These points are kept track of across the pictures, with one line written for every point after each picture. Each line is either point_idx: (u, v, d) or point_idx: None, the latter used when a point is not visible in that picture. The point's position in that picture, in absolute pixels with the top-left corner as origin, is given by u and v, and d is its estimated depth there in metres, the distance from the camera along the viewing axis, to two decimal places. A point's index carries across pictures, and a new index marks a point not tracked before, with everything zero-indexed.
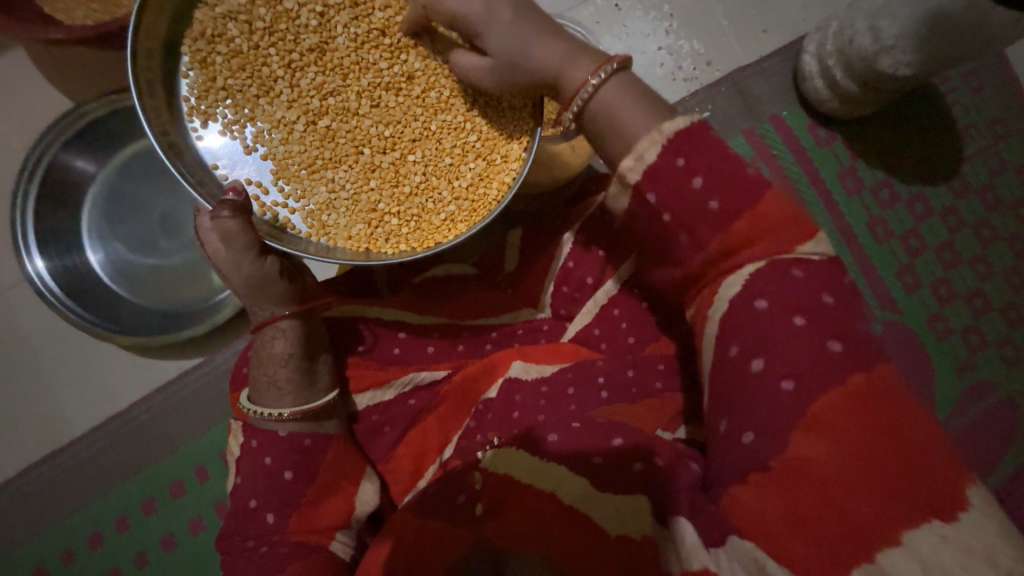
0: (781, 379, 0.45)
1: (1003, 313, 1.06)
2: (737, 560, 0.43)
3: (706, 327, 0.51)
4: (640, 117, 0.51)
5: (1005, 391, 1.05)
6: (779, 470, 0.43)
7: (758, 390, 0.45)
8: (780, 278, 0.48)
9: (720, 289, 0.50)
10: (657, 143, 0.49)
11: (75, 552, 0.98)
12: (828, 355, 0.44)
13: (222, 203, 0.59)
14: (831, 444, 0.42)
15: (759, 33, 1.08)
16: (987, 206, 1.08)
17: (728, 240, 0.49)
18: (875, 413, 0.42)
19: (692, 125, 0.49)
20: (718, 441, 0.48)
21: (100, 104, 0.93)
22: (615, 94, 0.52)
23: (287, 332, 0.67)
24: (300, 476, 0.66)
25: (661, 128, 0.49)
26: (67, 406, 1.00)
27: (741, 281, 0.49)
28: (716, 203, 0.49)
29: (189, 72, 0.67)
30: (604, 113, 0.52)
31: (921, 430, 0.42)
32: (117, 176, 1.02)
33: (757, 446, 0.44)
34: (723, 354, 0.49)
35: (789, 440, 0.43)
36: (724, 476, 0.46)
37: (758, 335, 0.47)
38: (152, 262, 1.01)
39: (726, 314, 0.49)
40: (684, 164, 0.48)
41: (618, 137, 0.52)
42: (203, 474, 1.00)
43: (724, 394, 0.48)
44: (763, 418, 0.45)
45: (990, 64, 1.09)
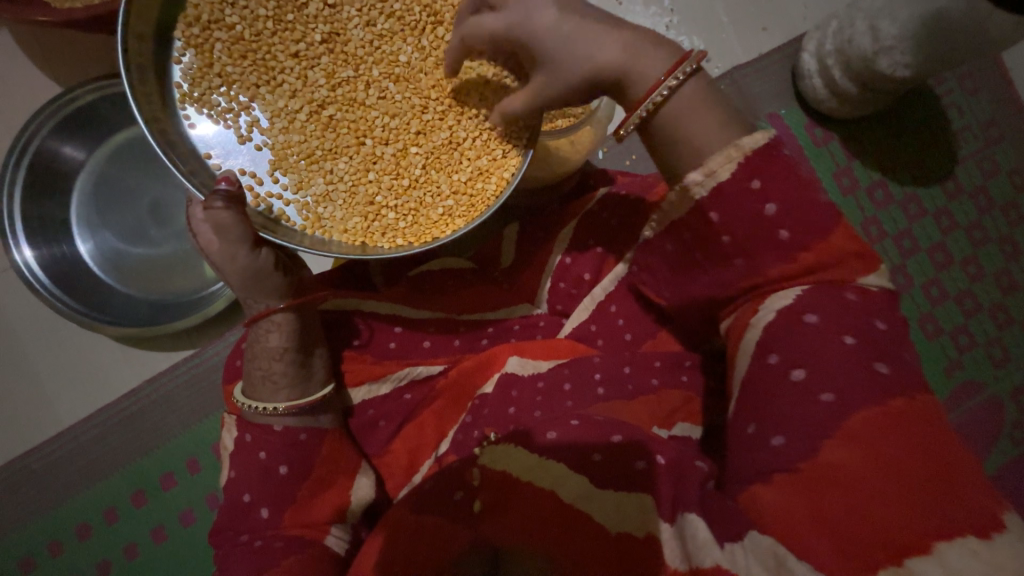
0: (821, 391, 0.45)
1: (992, 314, 1.08)
2: (755, 554, 0.43)
3: (746, 334, 0.51)
4: (717, 130, 0.50)
5: (991, 391, 1.06)
6: (808, 472, 0.44)
7: (796, 397, 0.46)
8: (834, 300, 0.49)
9: (768, 300, 0.51)
10: (730, 159, 0.49)
11: (65, 545, 0.97)
12: (874, 375, 0.45)
13: (214, 193, 0.58)
14: (863, 452, 0.43)
15: (759, 30, 1.08)
16: (979, 208, 1.09)
17: (779, 263, 0.50)
18: (908, 428, 0.43)
19: (768, 140, 0.49)
20: (744, 444, 0.48)
21: (88, 89, 0.90)
22: (691, 100, 0.51)
23: (282, 326, 0.66)
24: (295, 470, 0.66)
25: (738, 144, 0.49)
26: (54, 397, 0.98)
27: (791, 295, 0.50)
28: (784, 232, 0.49)
29: (182, 58, 0.66)
30: (677, 121, 0.51)
31: (951, 444, 0.43)
32: (106, 163, 0.99)
33: (784, 448, 0.45)
34: (761, 360, 0.49)
35: (821, 447, 0.44)
36: (749, 476, 0.47)
37: (797, 346, 0.48)
38: (143, 251, 1.00)
39: (768, 324, 0.50)
40: (758, 186, 0.49)
41: (690, 147, 0.51)
42: (195, 467, 0.99)
43: (755, 398, 0.49)
44: (794, 423, 0.45)
45: (986, 66, 1.10)
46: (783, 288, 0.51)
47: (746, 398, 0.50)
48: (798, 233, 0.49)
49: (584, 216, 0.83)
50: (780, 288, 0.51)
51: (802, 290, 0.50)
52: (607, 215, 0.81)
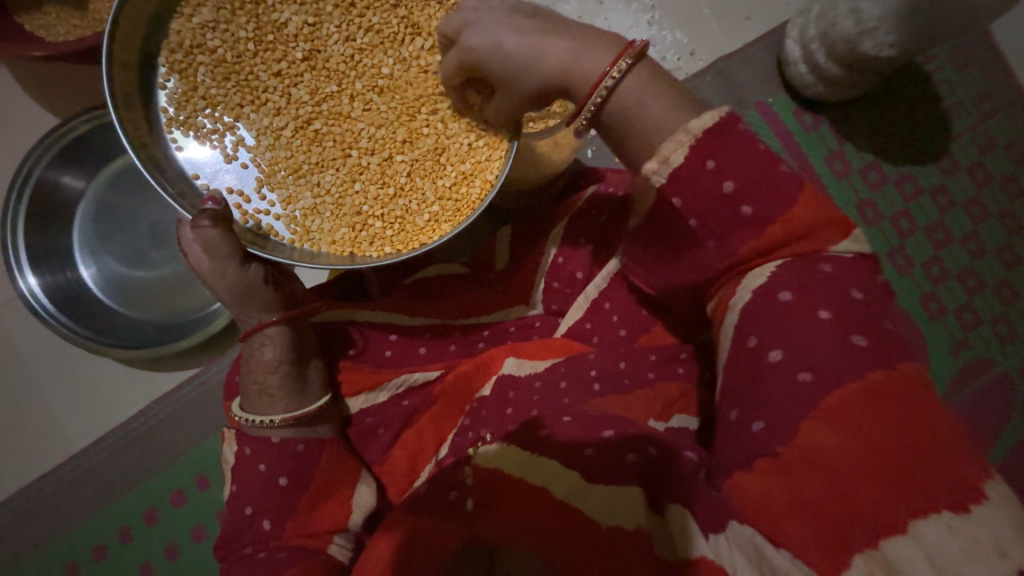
0: (798, 370, 0.45)
1: (996, 290, 1.06)
2: (737, 543, 0.44)
3: (727, 317, 0.51)
4: (665, 117, 0.50)
5: (1001, 368, 1.04)
6: (791, 460, 0.43)
7: (772, 378, 0.46)
8: (805, 273, 0.48)
9: (744, 280, 0.51)
10: (682, 145, 0.48)
11: (81, 565, 0.98)
12: (850, 349, 0.44)
13: (201, 212, 0.60)
14: (837, 433, 0.42)
15: (741, 20, 1.08)
16: (977, 184, 1.08)
17: (750, 241, 0.49)
18: (884, 403, 0.42)
19: (719, 119, 0.48)
20: (728, 430, 0.48)
21: (85, 119, 0.93)
22: (636, 90, 0.51)
23: (275, 339, 0.67)
24: (295, 481, 0.67)
25: (687, 128, 0.48)
26: (65, 422, 1.00)
27: (766, 273, 0.49)
28: (747, 207, 0.49)
29: (167, 83, 0.67)
30: (625, 114, 0.51)
31: (935, 420, 0.42)
32: (105, 190, 1.02)
33: (768, 436, 0.45)
34: (741, 343, 0.49)
35: (798, 430, 0.44)
36: (731, 462, 0.47)
37: (775, 326, 0.47)
38: (144, 274, 1.02)
39: (747, 305, 0.50)
40: (713, 166, 0.48)
41: (643, 138, 0.51)
42: (204, 483, 1.01)
43: (736, 382, 0.48)
44: (772, 406, 0.45)
45: (975, 41, 1.09)
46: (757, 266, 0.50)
47: (731, 384, 0.49)
48: (761, 208, 0.49)
49: (573, 216, 0.84)
50: (755, 265, 0.50)
51: (777, 265, 0.49)
52: (596, 213, 0.82)
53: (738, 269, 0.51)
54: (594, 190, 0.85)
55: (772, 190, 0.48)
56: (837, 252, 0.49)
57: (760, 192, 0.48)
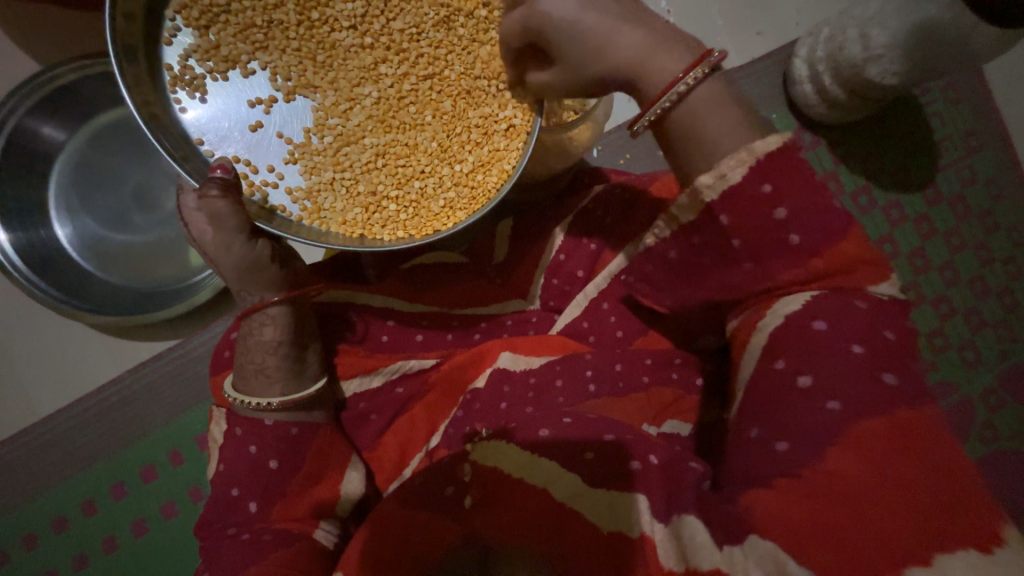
0: (828, 399, 0.47)
1: (966, 318, 1.12)
2: (756, 560, 0.44)
3: (752, 337, 0.54)
4: (728, 134, 0.50)
5: (964, 392, 1.10)
6: (816, 483, 0.44)
7: (801, 402, 0.48)
8: (838, 307, 0.50)
9: (775, 304, 0.53)
10: (744, 163, 0.49)
11: (41, 538, 0.94)
12: (880, 383, 0.47)
13: (210, 181, 0.56)
14: (866, 462, 0.44)
15: (753, 34, 1.09)
16: (957, 215, 1.13)
17: (789, 269, 0.51)
18: (919, 442, 0.44)
19: (784, 144, 0.49)
20: (749, 449, 0.50)
21: (70, 68, 0.87)
22: (707, 101, 0.51)
23: (276, 319, 0.65)
24: (284, 465, 0.65)
25: (751, 147, 0.49)
26: (32, 387, 0.95)
27: (800, 300, 0.51)
28: (794, 236, 0.50)
29: (175, 39, 0.64)
30: (689, 119, 0.51)
31: (953, 459, 0.45)
32: (88, 144, 0.96)
33: (794, 456, 0.46)
34: (769, 364, 0.51)
35: (826, 454, 0.45)
36: (748, 480, 0.48)
37: (806, 351, 0.49)
38: (126, 238, 0.97)
39: (775, 329, 0.52)
40: (768, 189, 0.49)
41: (704, 148, 0.51)
42: (179, 459, 0.97)
43: (760, 402, 0.50)
44: (800, 429, 0.47)
45: (968, 78, 1.13)
46: (789, 294, 0.52)
47: (752, 404, 0.51)
48: (808, 236, 0.50)
49: (579, 212, 0.83)
50: (790, 292, 0.52)
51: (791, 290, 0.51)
52: (602, 213, 0.81)
53: (768, 293, 0.53)
54: (602, 188, 0.85)
55: (782, 211, 0.50)
56: (874, 293, 0.51)
57: (812, 221, 0.50)
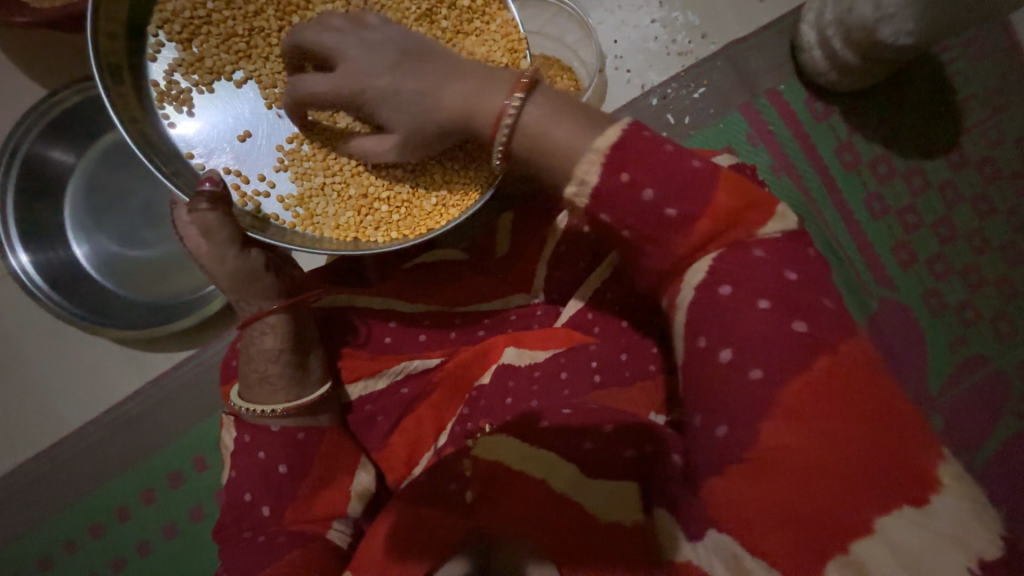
0: (751, 368, 0.44)
1: (998, 287, 1.06)
2: (715, 552, 0.44)
3: (675, 316, 0.50)
4: (568, 137, 0.49)
5: (997, 365, 1.05)
6: (754, 464, 0.42)
7: (726, 380, 0.45)
8: (741, 264, 0.47)
9: (686, 275, 0.49)
10: (596, 163, 0.48)
11: (80, 544, 0.99)
12: (794, 338, 0.44)
13: (200, 195, 0.57)
14: (800, 429, 0.41)
15: (756, 3, 1.04)
16: (985, 179, 1.06)
17: (684, 239, 0.48)
18: (850, 392, 0.42)
19: (623, 133, 0.48)
20: (696, 434, 0.47)
21: (74, 91, 0.90)
22: (538, 119, 0.50)
23: (276, 327, 0.66)
24: (294, 468, 0.67)
25: (596, 146, 0.48)
26: (63, 402, 1.00)
27: (706, 266, 0.48)
28: (672, 209, 0.47)
29: (160, 55, 0.64)
30: (532, 140, 0.50)
31: (884, 407, 0.42)
32: (96, 164, 0.99)
33: (733, 440, 0.44)
34: (692, 343, 0.48)
35: (759, 430, 0.43)
36: (702, 467, 0.46)
37: (722, 325, 0.46)
38: (138, 253, 1.00)
39: (692, 301, 0.48)
40: (628, 178, 0.47)
41: (555, 161, 0.50)
42: (202, 465, 1.00)
43: (697, 384, 0.47)
44: (734, 410, 0.44)
45: (993, 31, 1.06)
46: (697, 260, 0.49)
47: (690, 386, 0.48)
48: (685, 206, 0.47)
49: None
50: (693, 260, 0.49)
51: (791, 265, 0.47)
52: None
53: (679, 265, 0.50)
54: None
55: None
56: (767, 234, 0.48)
57: (722, 187, 0.48)
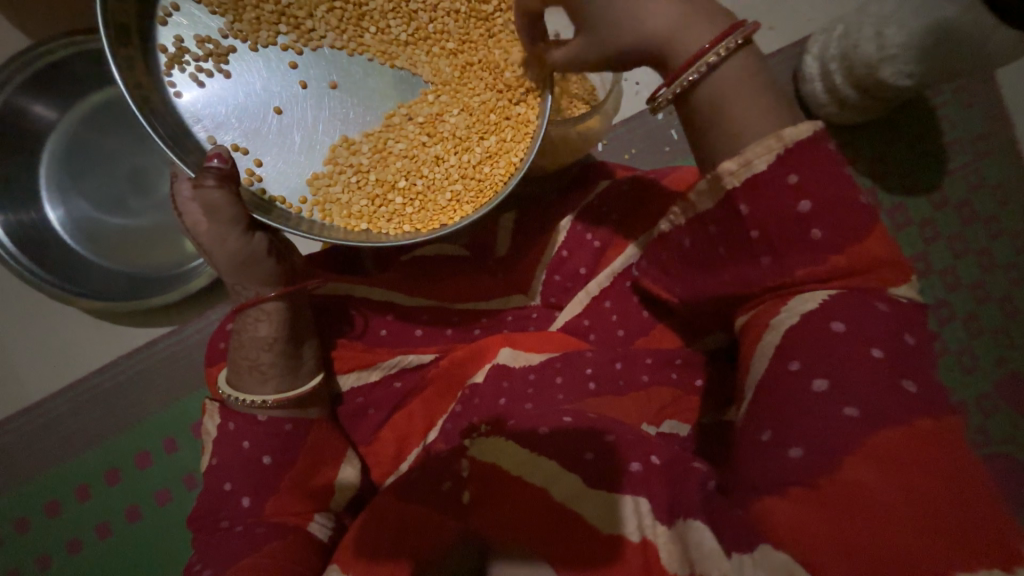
0: (845, 404, 0.45)
1: (965, 323, 1.11)
2: (766, 567, 0.42)
3: (764, 335, 0.51)
4: (756, 120, 0.50)
5: (960, 396, 1.10)
6: (830, 493, 0.43)
7: (816, 406, 0.45)
8: (857, 306, 0.48)
9: (791, 302, 0.51)
10: (771, 151, 0.48)
11: (32, 522, 0.94)
12: (901, 389, 0.45)
13: (206, 170, 0.55)
14: (892, 474, 0.42)
15: (765, 30, 1.07)
16: (961, 219, 1.12)
17: (808, 265, 0.50)
18: (941, 451, 0.43)
19: (813, 133, 0.49)
20: (757, 450, 0.47)
21: (62, 44, 0.84)
22: (728, 81, 0.50)
23: (271, 314, 0.64)
24: (278, 459, 0.65)
25: (780, 135, 0.48)
26: (25, 371, 0.94)
27: (816, 300, 0.50)
28: (744, 207, 0.50)
29: (168, 19, 0.61)
30: (717, 103, 0.50)
31: (969, 465, 0.43)
32: (80, 124, 0.93)
33: (808, 463, 0.44)
34: (782, 365, 0.48)
35: (842, 463, 0.43)
36: (760, 486, 0.46)
37: (826, 354, 0.47)
38: (119, 221, 0.95)
39: (791, 327, 0.50)
40: (795, 180, 0.48)
41: (730, 135, 0.51)
42: (172, 446, 0.96)
43: (773, 402, 0.48)
44: (816, 434, 0.44)
45: (981, 81, 1.11)
46: (807, 291, 0.50)
47: (766, 403, 0.48)
48: (794, 225, 0.50)
49: (584, 209, 0.81)
50: (808, 289, 0.51)
51: (829, 295, 0.50)
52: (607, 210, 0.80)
53: (783, 292, 0.52)
54: (609, 184, 0.83)
55: (790, 203, 0.49)
56: (895, 295, 0.50)
57: (810, 213, 0.49)
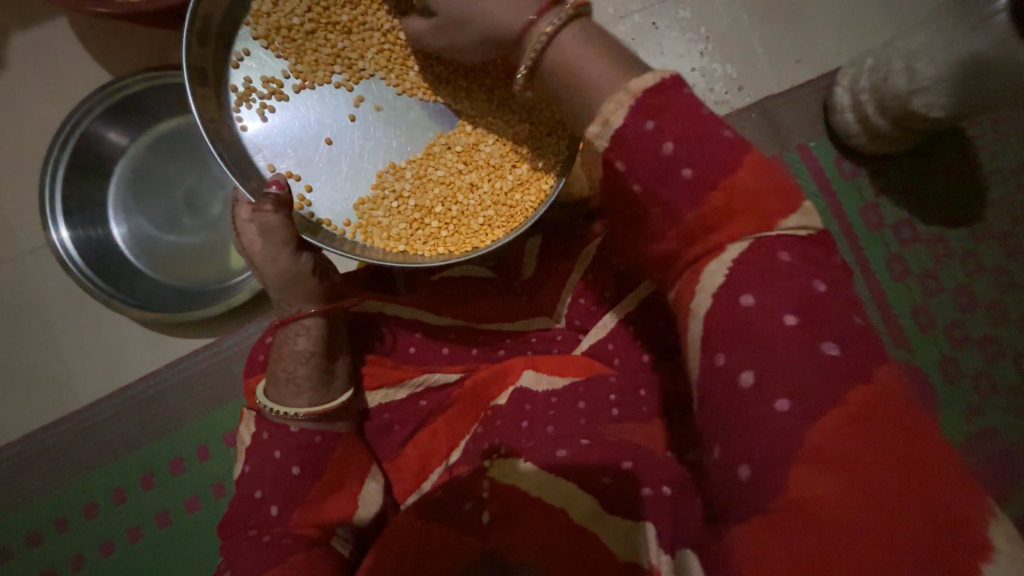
0: (776, 398, 0.42)
1: (1013, 361, 1.06)
2: None
3: (689, 323, 0.48)
4: (603, 76, 0.50)
5: (1009, 439, 1.04)
6: (786, 508, 0.40)
7: (752, 410, 0.42)
8: (765, 269, 0.45)
9: (703, 277, 0.47)
10: (622, 105, 0.48)
11: (71, 522, 0.98)
12: (823, 361, 0.42)
13: (266, 195, 0.60)
14: (834, 474, 0.39)
15: (792, 63, 1.09)
16: (1005, 253, 1.08)
17: None
18: (889, 441, 0.39)
19: (659, 81, 0.48)
20: (712, 467, 0.45)
21: (139, 79, 0.93)
22: (571, 47, 0.51)
23: (311, 330, 0.67)
24: (306, 470, 0.67)
25: (626, 89, 0.48)
26: (78, 376, 1.01)
27: (723, 270, 0.46)
28: (660, 207, 0.49)
29: (240, 62, 0.67)
30: (563, 68, 0.51)
31: (925, 450, 0.39)
32: (147, 151, 1.02)
33: (758, 476, 0.42)
34: (710, 363, 0.45)
35: (787, 472, 0.40)
36: (728, 509, 0.44)
37: (750, 343, 0.43)
38: (173, 239, 1.02)
39: (709, 311, 0.46)
40: (652, 127, 0.47)
41: (582, 95, 0.50)
42: (205, 454, 1.00)
43: (714, 414, 0.45)
44: (757, 444, 0.42)
45: (1021, 113, 1.09)
46: (717, 258, 0.47)
47: (708, 415, 0.46)
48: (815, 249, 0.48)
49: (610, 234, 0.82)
50: (715, 257, 0.47)
51: (737, 260, 0.46)
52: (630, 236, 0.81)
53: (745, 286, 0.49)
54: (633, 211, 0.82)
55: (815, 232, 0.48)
56: (784, 230, 0.46)
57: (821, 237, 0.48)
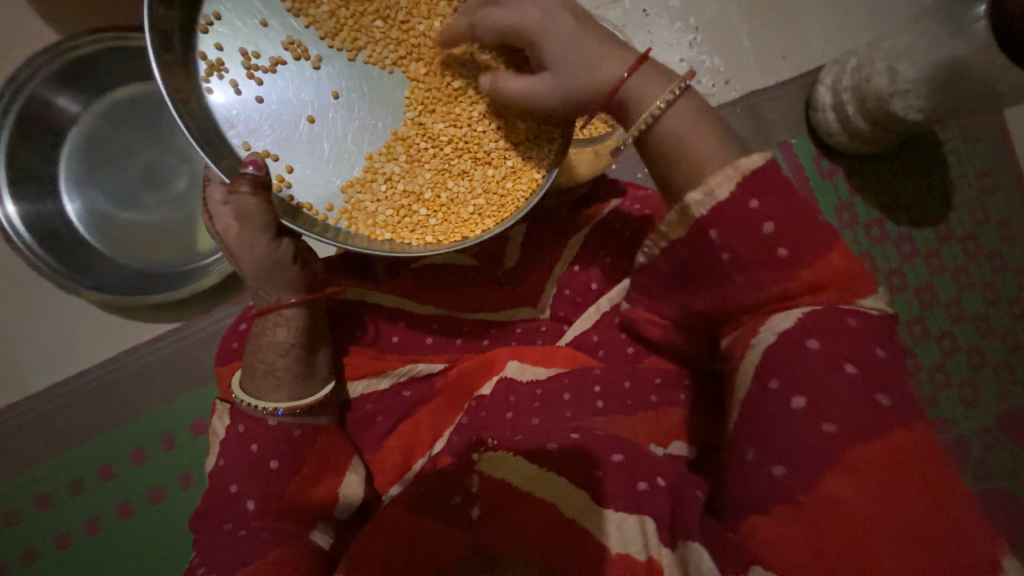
0: (823, 420, 0.45)
1: (969, 356, 1.11)
2: None
3: (746, 355, 0.50)
4: (712, 153, 0.52)
5: (960, 429, 1.10)
6: (817, 514, 0.43)
7: (793, 423, 0.45)
8: (832, 322, 0.48)
9: (771, 321, 0.50)
10: (731, 180, 0.49)
11: (23, 514, 0.92)
12: (870, 400, 0.45)
13: (241, 176, 0.55)
14: (872, 493, 0.42)
15: (778, 59, 1.09)
16: (966, 253, 1.13)
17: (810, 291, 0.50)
18: (923, 471, 0.43)
19: (765, 163, 0.50)
20: (743, 471, 0.47)
21: (90, 40, 0.85)
22: (681, 123, 0.53)
23: (291, 320, 0.64)
24: (286, 465, 0.64)
25: (736, 165, 0.50)
26: (25, 361, 0.94)
27: (794, 317, 0.49)
28: (713, 232, 0.51)
29: (211, 27, 0.62)
30: (673, 141, 0.53)
31: (952, 484, 0.43)
32: (102, 120, 0.94)
33: (790, 480, 0.44)
34: (760, 384, 0.48)
35: (822, 480, 0.43)
36: (748, 506, 0.46)
37: (800, 370, 0.46)
38: (133, 216, 0.95)
39: (768, 347, 0.49)
40: (756, 206, 0.49)
41: (691, 168, 0.52)
42: (170, 444, 0.96)
43: (754, 421, 0.47)
44: (796, 453, 0.45)
45: (987, 119, 1.13)
46: (784, 311, 0.50)
47: (745, 421, 0.48)
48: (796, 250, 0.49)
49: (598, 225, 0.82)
50: (782, 308, 0.50)
51: (804, 312, 0.49)
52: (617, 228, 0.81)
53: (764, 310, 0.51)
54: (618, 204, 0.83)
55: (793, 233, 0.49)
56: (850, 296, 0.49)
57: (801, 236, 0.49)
